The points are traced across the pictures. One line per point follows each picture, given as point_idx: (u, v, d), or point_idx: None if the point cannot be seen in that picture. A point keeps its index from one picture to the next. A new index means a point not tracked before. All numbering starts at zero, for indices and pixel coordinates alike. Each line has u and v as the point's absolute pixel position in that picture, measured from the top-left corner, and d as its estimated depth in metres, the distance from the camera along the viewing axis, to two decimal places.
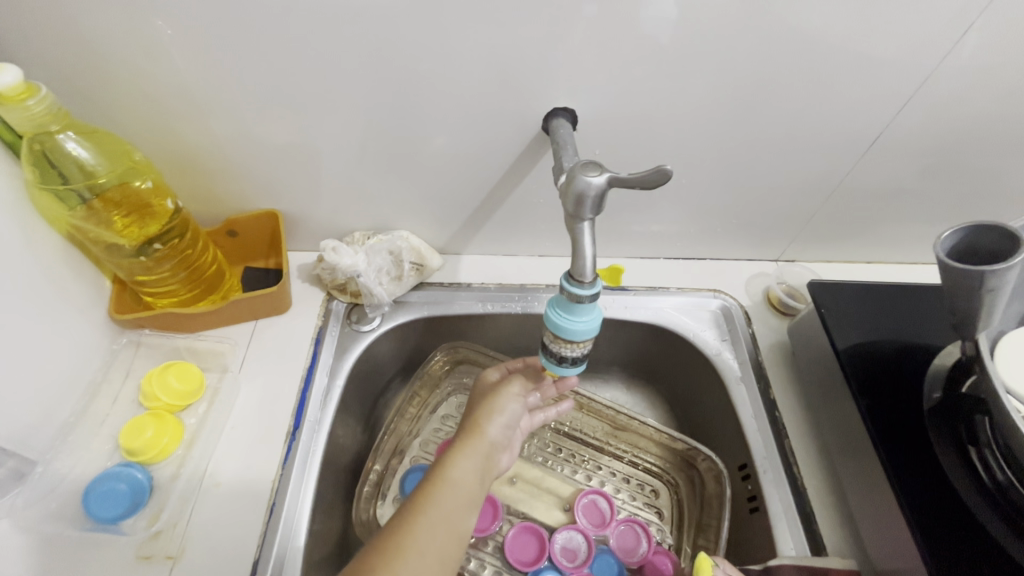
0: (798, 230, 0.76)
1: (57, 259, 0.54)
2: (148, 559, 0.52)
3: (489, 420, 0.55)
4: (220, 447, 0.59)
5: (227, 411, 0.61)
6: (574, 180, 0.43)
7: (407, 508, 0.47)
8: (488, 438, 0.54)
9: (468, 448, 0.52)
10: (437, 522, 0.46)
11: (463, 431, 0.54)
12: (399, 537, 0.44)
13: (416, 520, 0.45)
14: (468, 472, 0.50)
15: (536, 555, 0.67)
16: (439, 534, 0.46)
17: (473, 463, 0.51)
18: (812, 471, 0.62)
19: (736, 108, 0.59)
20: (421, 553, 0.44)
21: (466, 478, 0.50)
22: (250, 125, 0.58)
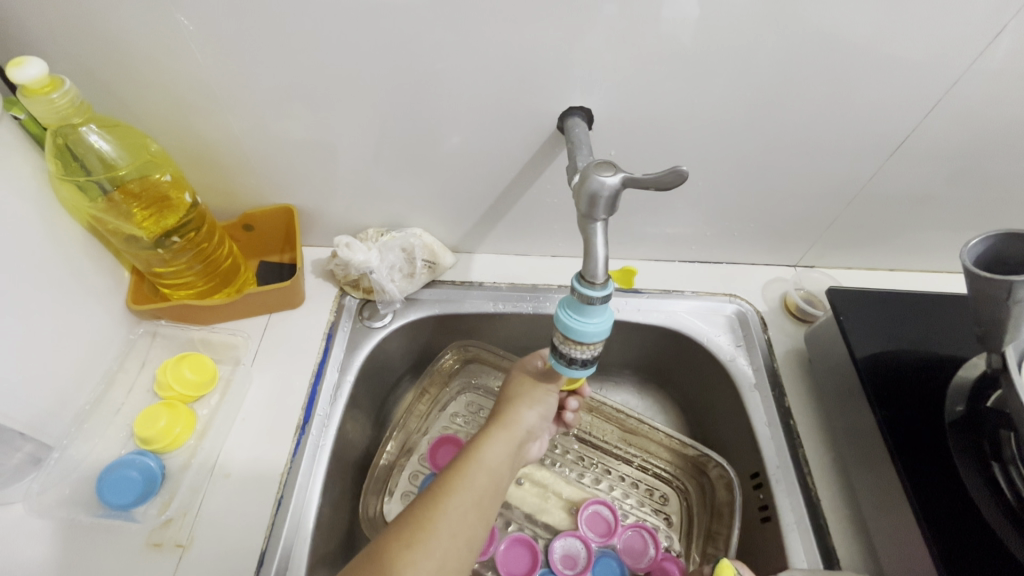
0: (817, 235, 0.75)
1: (79, 247, 0.55)
2: (159, 546, 0.52)
3: (523, 409, 0.55)
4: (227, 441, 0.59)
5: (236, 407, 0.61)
6: (587, 180, 0.42)
7: (441, 485, 0.47)
8: (522, 426, 0.54)
9: (501, 435, 0.52)
10: (467, 504, 0.46)
11: (495, 417, 0.54)
12: (433, 514, 0.45)
13: (449, 498, 0.46)
14: (500, 459, 0.51)
15: (530, 565, 0.66)
16: (470, 514, 0.46)
17: (503, 448, 0.52)
18: (827, 482, 0.61)
19: (757, 109, 0.58)
20: (453, 532, 0.44)
21: (499, 464, 0.50)
22: (267, 121, 0.59)
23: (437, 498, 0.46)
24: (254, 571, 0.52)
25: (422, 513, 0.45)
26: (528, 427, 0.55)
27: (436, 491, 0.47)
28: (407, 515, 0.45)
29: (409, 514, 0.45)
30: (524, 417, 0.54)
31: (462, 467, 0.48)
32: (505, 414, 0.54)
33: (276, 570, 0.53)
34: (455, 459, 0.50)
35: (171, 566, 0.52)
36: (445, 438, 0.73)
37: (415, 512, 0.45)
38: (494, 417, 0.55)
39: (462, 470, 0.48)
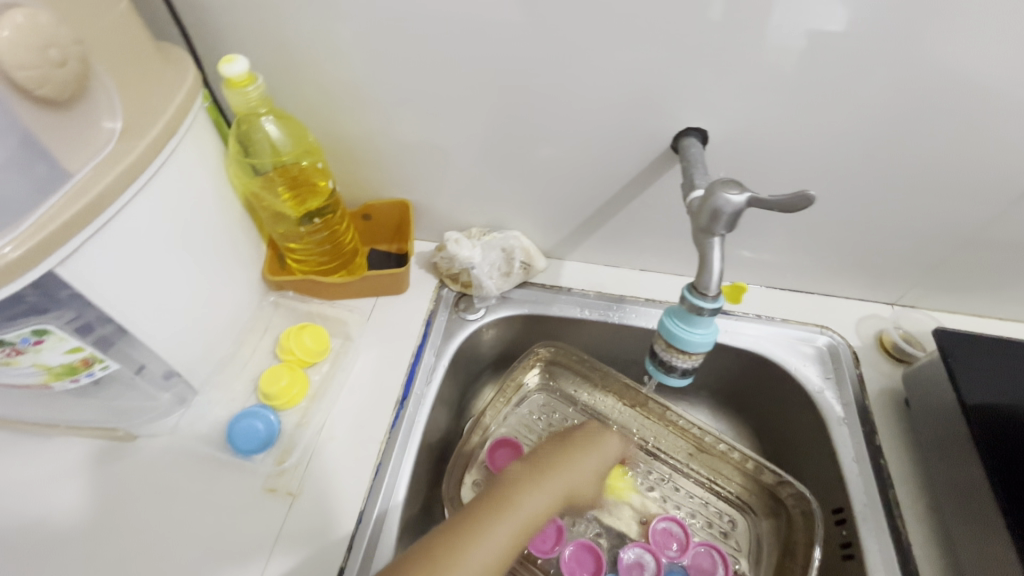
0: (923, 274, 0.72)
1: (238, 218, 0.62)
2: (273, 492, 0.59)
3: (572, 461, 0.59)
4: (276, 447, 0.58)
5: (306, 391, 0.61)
6: (713, 197, 0.44)
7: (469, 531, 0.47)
8: (569, 481, 0.58)
9: (548, 489, 0.55)
10: (498, 548, 0.47)
11: (545, 465, 0.57)
12: (462, 549, 0.45)
13: (466, 547, 0.45)
14: (537, 515, 0.52)
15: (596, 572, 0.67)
16: (500, 562, 0.47)
17: (545, 502, 0.54)
18: (918, 528, 0.59)
19: (875, 142, 0.58)
20: (479, 573, 0.45)
21: (536, 519, 0.52)
22: (402, 122, 0.65)
23: (471, 534, 0.47)
24: (353, 528, 0.57)
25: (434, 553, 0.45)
26: (575, 484, 0.59)
27: (467, 530, 0.47)
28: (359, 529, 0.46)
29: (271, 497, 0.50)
30: (574, 467, 0.59)
31: (501, 512, 0.50)
32: (558, 465, 0.58)
33: (372, 530, 0.57)
34: (492, 499, 0.51)
35: (282, 511, 0.58)
36: (501, 441, 0.76)
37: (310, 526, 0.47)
38: (542, 466, 0.57)
39: (500, 514, 0.50)
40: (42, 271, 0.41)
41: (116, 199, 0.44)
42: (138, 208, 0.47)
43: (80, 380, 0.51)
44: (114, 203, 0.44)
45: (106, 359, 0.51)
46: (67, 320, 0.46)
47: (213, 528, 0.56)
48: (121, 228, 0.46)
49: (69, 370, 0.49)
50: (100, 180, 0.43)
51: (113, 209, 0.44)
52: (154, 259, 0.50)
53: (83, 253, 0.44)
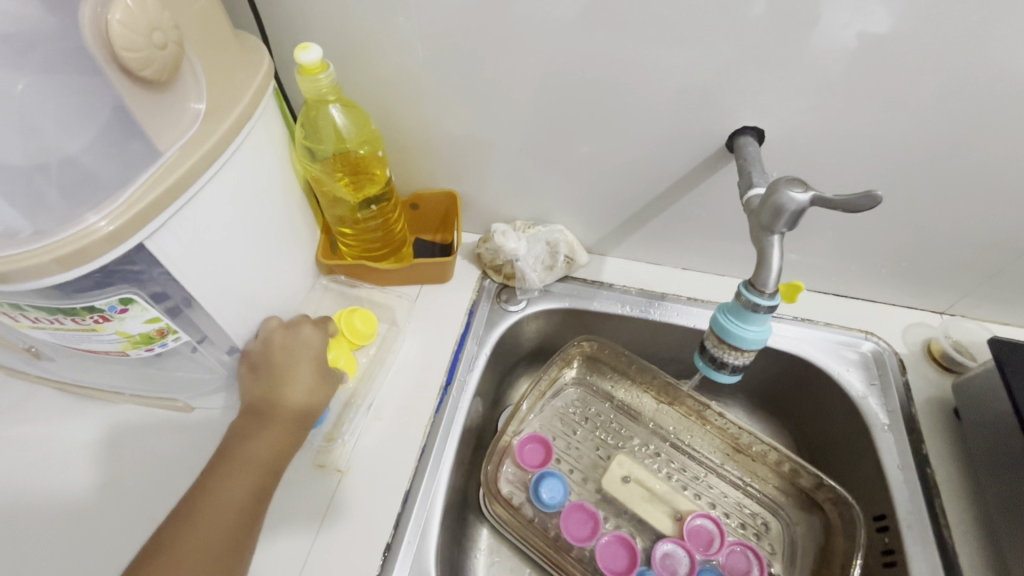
0: (977, 284, 0.70)
1: (297, 202, 0.64)
2: (322, 467, 0.61)
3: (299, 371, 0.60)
4: (260, 412, 0.57)
5: (281, 346, 0.61)
6: (777, 194, 0.45)
7: (239, 478, 0.52)
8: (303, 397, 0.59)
9: (271, 420, 0.56)
10: (222, 504, 0.50)
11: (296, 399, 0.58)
12: (189, 519, 0.49)
13: (196, 516, 0.50)
14: (263, 453, 0.55)
15: (629, 566, 0.67)
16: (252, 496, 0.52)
17: (275, 434, 0.56)
18: (965, 540, 0.58)
19: (936, 147, 0.57)
20: (213, 528, 0.49)
21: (266, 456, 0.55)
22: (456, 115, 0.66)
23: (195, 504, 0.50)
24: (399, 507, 0.58)
25: (199, 496, 0.51)
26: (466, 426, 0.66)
27: (191, 503, 0.51)
28: (200, 482, 0.52)
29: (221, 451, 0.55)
30: (298, 380, 0.59)
31: (221, 470, 0.53)
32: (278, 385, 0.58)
33: (417, 510, 0.58)
34: (220, 462, 0.54)
35: (332, 486, 0.60)
36: (532, 437, 0.75)
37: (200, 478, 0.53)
38: (270, 400, 0.58)
39: (222, 470, 0.53)
40: (131, 245, 0.43)
41: (198, 179, 0.46)
42: (215, 188, 0.49)
43: (154, 350, 0.55)
44: (196, 182, 0.47)
45: (179, 332, 0.54)
46: (149, 290, 0.48)
47: None
48: (199, 207, 0.48)
49: (146, 339, 0.52)
50: (185, 161, 0.45)
51: (194, 189, 0.47)
52: (225, 238, 0.53)
53: (167, 228, 0.46)
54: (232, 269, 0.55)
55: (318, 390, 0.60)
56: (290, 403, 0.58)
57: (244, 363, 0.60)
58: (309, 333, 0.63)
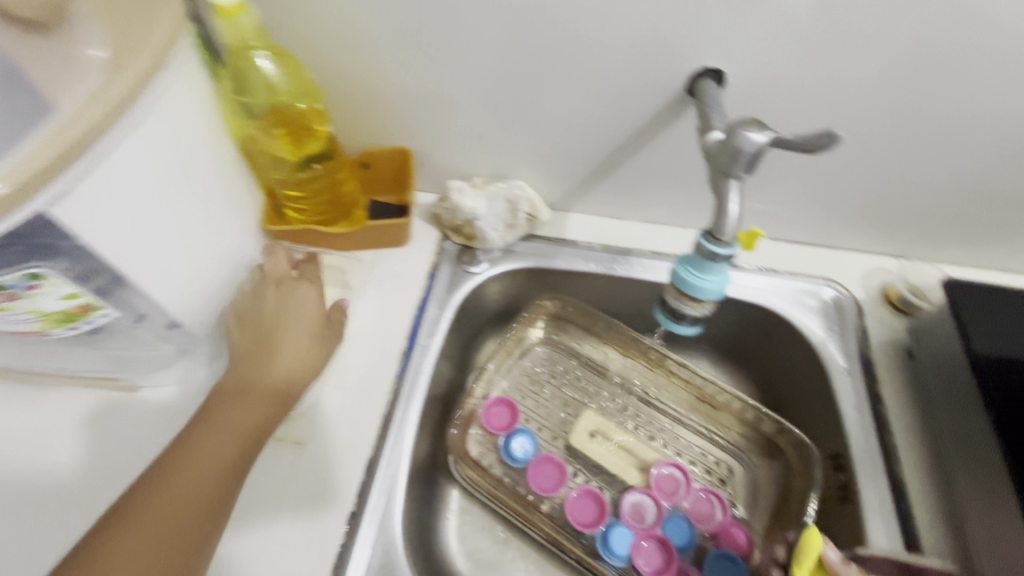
0: (933, 226, 0.71)
1: (235, 163, 0.59)
2: (280, 441, 0.59)
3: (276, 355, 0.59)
4: (268, 346, 0.59)
5: (287, 298, 0.62)
6: (735, 136, 0.43)
7: (206, 453, 0.52)
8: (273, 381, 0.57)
9: (238, 406, 0.55)
10: (176, 500, 0.49)
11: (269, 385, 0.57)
12: (139, 514, 0.48)
13: (146, 512, 0.48)
14: (233, 444, 0.53)
15: (598, 515, 0.68)
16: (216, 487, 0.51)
17: (244, 422, 0.55)
18: (915, 474, 0.60)
19: (900, 86, 0.56)
20: (168, 518, 0.48)
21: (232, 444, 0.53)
22: (400, 64, 0.61)
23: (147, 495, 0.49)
24: (362, 475, 0.57)
25: (210, 416, 0.54)
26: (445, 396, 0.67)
27: (139, 497, 0.49)
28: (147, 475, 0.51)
29: (228, 382, 0.57)
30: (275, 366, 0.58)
31: (174, 463, 0.51)
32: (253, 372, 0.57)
33: (382, 476, 0.58)
34: (176, 452, 0.52)
35: (291, 459, 0.58)
36: (499, 399, 0.74)
37: (208, 404, 0.56)
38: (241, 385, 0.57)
39: (183, 457, 0.51)
40: (35, 209, 0.39)
41: (110, 137, 0.42)
42: (134, 149, 0.45)
43: (80, 328, 0.53)
44: (108, 141, 0.42)
45: (105, 308, 0.51)
46: (66, 266, 0.44)
47: None
48: (119, 168, 0.44)
49: (69, 316, 0.51)
50: (90, 118, 0.40)
51: (105, 149, 0.42)
52: (153, 205, 0.48)
53: (80, 190, 0.42)
54: (166, 239, 0.51)
55: (309, 353, 0.60)
56: (283, 365, 0.58)
57: (233, 316, 0.61)
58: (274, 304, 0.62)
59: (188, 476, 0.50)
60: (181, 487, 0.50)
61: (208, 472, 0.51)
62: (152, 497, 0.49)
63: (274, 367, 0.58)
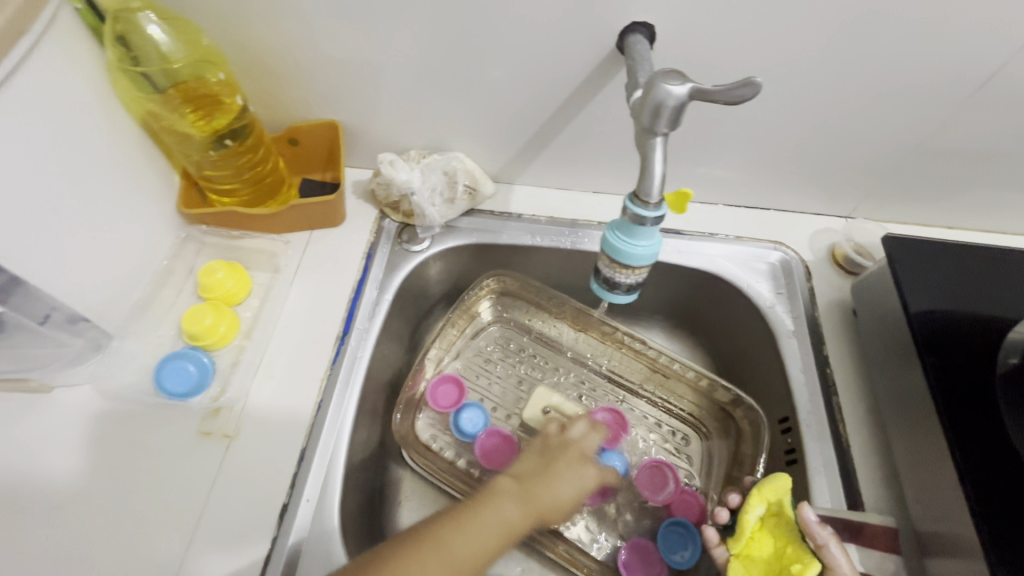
0: (877, 184, 0.70)
1: (134, 140, 0.55)
2: (208, 435, 0.56)
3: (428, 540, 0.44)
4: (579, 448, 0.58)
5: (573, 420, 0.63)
6: (653, 90, 0.40)
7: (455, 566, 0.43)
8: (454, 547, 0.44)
9: (496, 520, 0.47)
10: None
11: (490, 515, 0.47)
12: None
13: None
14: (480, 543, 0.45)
15: None
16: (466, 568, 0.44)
17: (500, 530, 0.47)
18: (859, 432, 0.60)
19: (839, 35, 0.53)
20: None
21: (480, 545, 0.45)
22: (312, 29, 0.57)
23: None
24: (295, 466, 0.55)
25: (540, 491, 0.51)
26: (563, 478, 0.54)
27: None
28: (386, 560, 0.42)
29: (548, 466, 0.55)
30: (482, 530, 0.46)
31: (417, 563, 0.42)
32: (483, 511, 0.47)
33: (316, 467, 0.55)
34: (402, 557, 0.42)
35: (220, 453, 0.55)
36: (444, 377, 0.72)
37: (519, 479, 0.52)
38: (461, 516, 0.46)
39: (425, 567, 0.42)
40: None
41: None
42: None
43: None
44: None
45: None
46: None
47: (147, 474, 0.54)
48: None
49: None
50: None
51: None
52: (27, 184, 0.45)
53: None
54: (49, 222, 0.47)
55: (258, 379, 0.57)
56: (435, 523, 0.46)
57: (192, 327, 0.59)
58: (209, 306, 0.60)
59: (498, 519, 0.47)
60: (494, 537, 0.46)
61: (505, 527, 0.47)
62: (467, 538, 0.45)
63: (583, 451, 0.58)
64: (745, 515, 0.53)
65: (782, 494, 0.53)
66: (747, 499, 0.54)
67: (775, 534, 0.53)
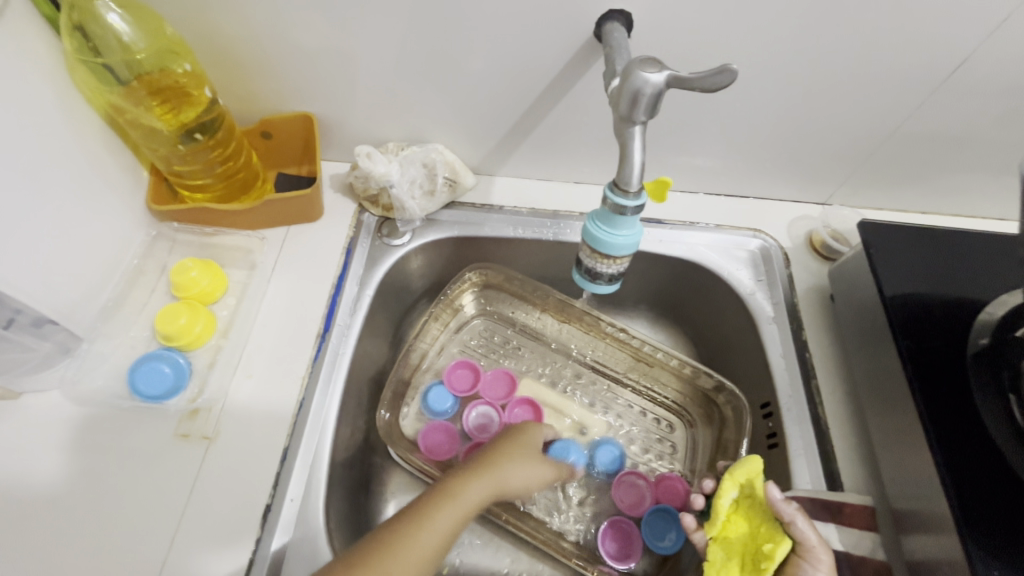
0: (853, 170, 0.71)
1: (96, 135, 0.53)
2: (186, 437, 0.54)
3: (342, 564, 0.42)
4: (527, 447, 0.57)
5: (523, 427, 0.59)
6: (631, 77, 0.40)
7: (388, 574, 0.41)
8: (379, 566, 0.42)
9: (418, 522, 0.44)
10: None
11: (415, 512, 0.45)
12: None
13: None
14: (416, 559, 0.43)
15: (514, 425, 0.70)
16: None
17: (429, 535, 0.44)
18: (837, 415, 0.62)
19: (815, 22, 0.54)
20: None
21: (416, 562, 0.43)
22: (280, 18, 0.55)
23: None
24: (278, 467, 0.54)
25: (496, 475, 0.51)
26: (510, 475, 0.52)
27: None
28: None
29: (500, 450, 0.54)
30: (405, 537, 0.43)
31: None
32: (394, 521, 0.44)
33: (299, 466, 0.55)
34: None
35: (199, 455, 0.54)
36: (460, 363, 0.74)
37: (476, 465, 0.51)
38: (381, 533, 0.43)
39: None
40: None
41: None
42: None
43: None
44: None
45: None
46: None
47: (122, 479, 0.52)
48: None
49: None
50: None
51: None
52: None
53: None
54: (8, 222, 0.45)
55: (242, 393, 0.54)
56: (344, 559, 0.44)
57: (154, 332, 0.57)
58: (169, 312, 0.58)
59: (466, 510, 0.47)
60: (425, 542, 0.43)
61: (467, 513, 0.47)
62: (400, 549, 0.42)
63: (528, 452, 0.56)
64: (718, 500, 0.54)
65: (753, 476, 0.54)
66: (720, 484, 0.55)
67: (749, 516, 0.54)
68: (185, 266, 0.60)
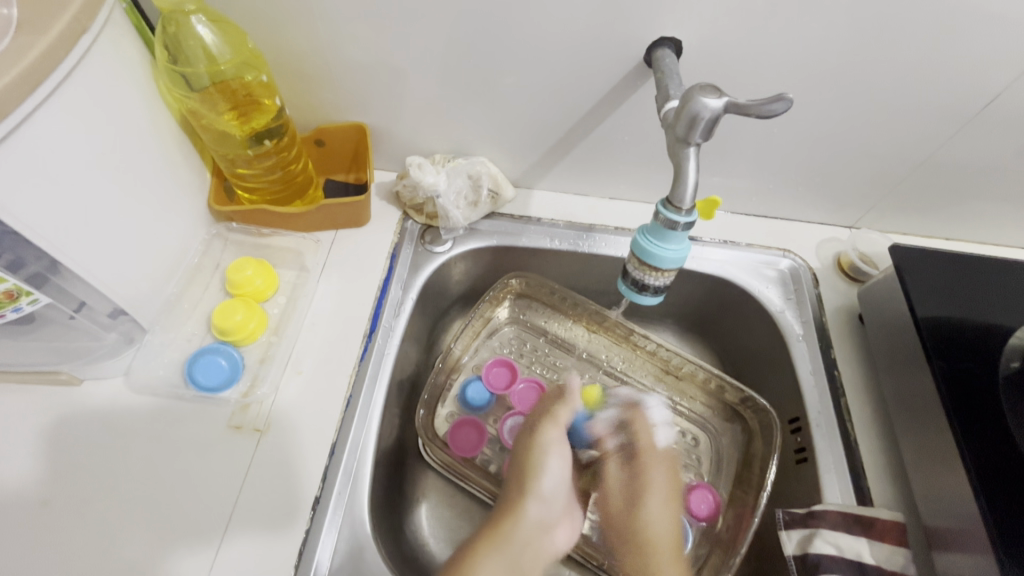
0: (882, 196, 0.74)
1: (173, 137, 0.56)
2: (239, 429, 0.57)
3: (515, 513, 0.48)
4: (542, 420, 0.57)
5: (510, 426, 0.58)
6: (690, 102, 0.43)
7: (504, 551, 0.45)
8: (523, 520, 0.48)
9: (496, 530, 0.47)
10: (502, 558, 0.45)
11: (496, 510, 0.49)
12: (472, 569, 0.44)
13: None
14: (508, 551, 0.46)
15: None
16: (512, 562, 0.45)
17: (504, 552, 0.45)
18: (866, 433, 0.63)
19: (853, 55, 0.57)
20: None
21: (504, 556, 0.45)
22: (347, 36, 0.59)
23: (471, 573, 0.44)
24: (326, 460, 0.56)
25: (536, 480, 0.50)
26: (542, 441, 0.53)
27: None
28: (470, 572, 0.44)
29: (521, 444, 0.54)
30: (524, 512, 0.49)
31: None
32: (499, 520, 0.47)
33: (345, 460, 0.56)
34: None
35: (251, 446, 0.56)
36: (498, 361, 0.76)
37: (515, 479, 0.51)
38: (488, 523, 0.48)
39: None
40: None
41: (22, 102, 0.40)
42: (51, 116, 0.43)
43: (6, 316, 0.48)
44: (19, 107, 0.40)
45: (34, 293, 0.47)
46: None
47: (177, 464, 0.55)
48: (23, 141, 0.41)
49: None
50: None
51: (17, 118, 0.40)
52: (77, 177, 0.46)
53: None
54: (94, 216, 0.48)
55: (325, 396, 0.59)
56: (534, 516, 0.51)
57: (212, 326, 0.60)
58: (219, 310, 0.60)
59: (526, 541, 0.47)
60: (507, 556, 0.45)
61: (533, 522, 0.48)
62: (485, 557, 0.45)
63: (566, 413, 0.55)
64: None
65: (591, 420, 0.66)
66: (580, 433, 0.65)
67: None
68: (234, 266, 0.63)
